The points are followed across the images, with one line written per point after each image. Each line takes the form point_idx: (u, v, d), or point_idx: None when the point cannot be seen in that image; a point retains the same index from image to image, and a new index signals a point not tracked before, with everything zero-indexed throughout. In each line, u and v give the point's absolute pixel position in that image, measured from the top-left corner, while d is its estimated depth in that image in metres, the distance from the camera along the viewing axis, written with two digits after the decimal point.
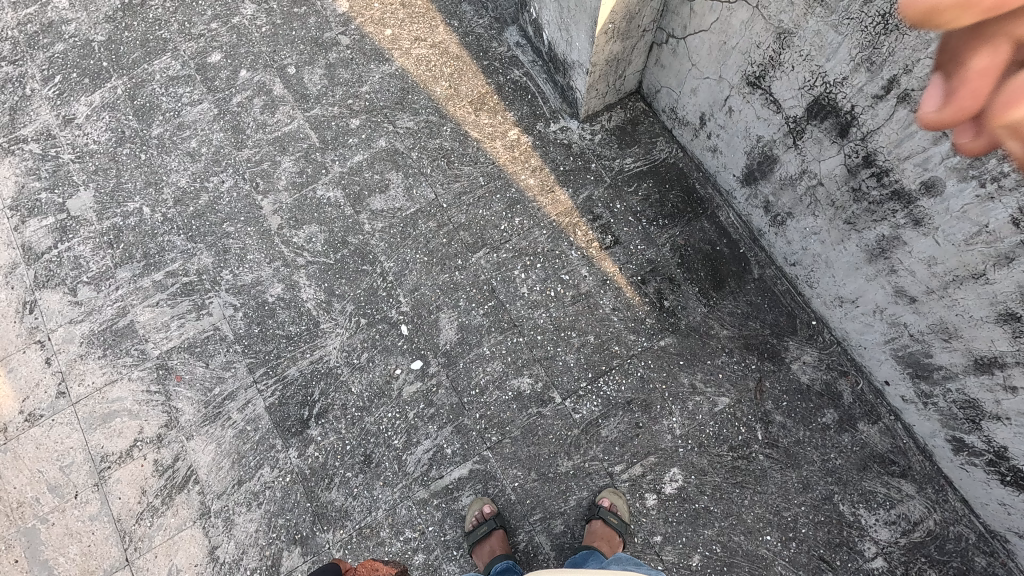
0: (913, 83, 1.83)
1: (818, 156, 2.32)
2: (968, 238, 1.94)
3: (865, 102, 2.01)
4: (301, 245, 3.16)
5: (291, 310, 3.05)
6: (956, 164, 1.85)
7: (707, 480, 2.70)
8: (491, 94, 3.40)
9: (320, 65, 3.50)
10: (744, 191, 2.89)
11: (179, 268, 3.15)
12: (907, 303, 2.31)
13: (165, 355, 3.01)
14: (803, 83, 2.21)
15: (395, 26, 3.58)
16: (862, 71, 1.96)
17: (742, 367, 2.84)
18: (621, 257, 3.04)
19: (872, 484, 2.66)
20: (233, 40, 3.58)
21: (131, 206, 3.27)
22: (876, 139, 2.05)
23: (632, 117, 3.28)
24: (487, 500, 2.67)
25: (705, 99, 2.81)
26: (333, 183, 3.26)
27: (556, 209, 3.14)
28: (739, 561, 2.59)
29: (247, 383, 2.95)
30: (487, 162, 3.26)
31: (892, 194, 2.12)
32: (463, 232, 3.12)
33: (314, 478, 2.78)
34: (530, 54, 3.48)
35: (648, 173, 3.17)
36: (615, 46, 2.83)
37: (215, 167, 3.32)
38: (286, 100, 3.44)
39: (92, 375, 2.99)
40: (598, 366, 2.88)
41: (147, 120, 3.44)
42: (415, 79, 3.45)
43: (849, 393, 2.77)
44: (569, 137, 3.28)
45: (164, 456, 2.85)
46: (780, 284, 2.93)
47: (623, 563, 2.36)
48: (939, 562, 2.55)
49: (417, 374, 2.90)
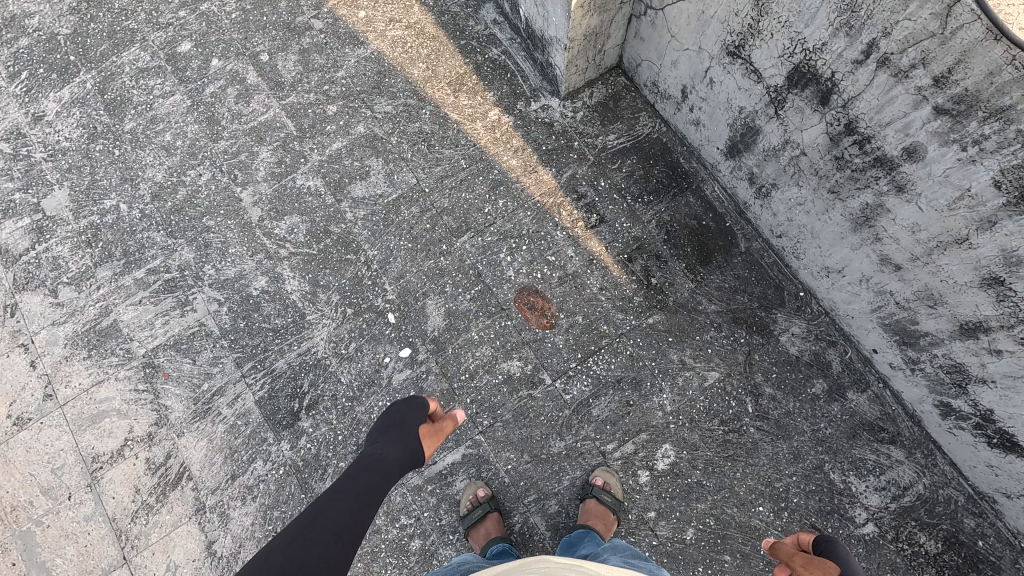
0: (892, 46, 1.79)
1: (800, 125, 2.29)
2: (950, 203, 1.92)
3: (845, 68, 1.97)
4: (282, 237, 3.12)
5: (276, 303, 3.02)
6: (937, 128, 1.82)
7: (699, 455, 2.72)
8: (469, 74, 3.33)
9: (293, 51, 3.42)
10: (728, 163, 2.85)
11: (161, 264, 3.11)
12: (892, 270, 2.30)
13: (151, 353, 2.98)
14: (782, 50, 2.16)
15: (368, 8, 3.49)
16: (841, 36, 1.91)
17: (731, 341, 2.84)
18: (606, 236, 3.02)
19: (862, 451, 2.68)
20: (202, 28, 3.49)
21: (107, 203, 3.21)
22: (857, 105, 2.02)
23: (614, 92, 3.23)
24: (481, 483, 2.68)
25: (686, 71, 2.75)
26: (313, 172, 3.20)
27: (540, 189, 3.11)
28: (733, 532, 2.62)
29: (236, 377, 2.93)
30: (468, 145, 3.21)
31: (874, 161, 2.09)
32: (447, 217, 3.09)
33: (307, 469, 2.78)
34: (507, 31, 3.41)
35: (632, 149, 3.13)
36: (592, 19, 2.76)
37: (191, 161, 3.26)
38: (260, 88, 3.36)
39: (78, 376, 2.96)
40: (588, 347, 2.87)
41: (118, 114, 3.36)
42: (392, 62, 3.38)
43: (838, 362, 2.78)
44: (550, 115, 3.22)
45: (156, 454, 2.84)
46: (767, 256, 2.92)
47: (620, 553, 2.28)
48: (929, 524, 2.59)
49: (406, 362, 2.89)
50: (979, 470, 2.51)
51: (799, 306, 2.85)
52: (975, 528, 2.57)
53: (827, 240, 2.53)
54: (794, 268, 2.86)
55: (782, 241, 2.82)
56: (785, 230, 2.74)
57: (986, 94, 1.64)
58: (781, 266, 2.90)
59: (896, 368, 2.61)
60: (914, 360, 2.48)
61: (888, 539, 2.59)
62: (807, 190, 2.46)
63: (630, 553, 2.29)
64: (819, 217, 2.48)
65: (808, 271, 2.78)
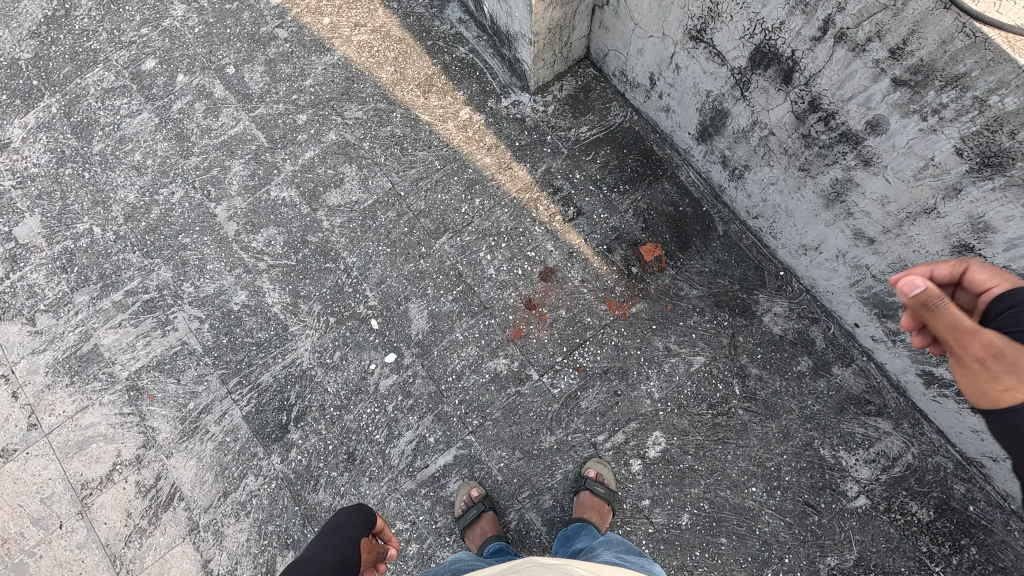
0: (847, 21, 1.80)
1: (766, 106, 2.30)
2: (916, 173, 1.93)
3: (803, 46, 1.98)
4: (260, 250, 3.09)
5: (258, 316, 3.00)
6: (898, 100, 1.83)
7: (689, 440, 2.72)
8: (438, 75, 3.32)
9: (260, 62, 3.39)
10: (700, 148, 2.86)
11: (138, 285, 3.07)
12: (867, 244, 2.31)
13: (134, 376, 2.95)
14: (742, 32, 2.17)
15: (333, 14, 3.47)
16: (797, 14, 1.92)
17: (715, 324, 2.85)
18: (584, 228, 3.02)
19: (851, 425, 2.70)
20: (166, 44, 3.45)
21: (81, 227, 3.17)
22: (818, 82, 2.02)
23: (584, 84, 3.23)
24: (475, 484, 2.67)
25: (652, 59, 2.75)
26: (287, 182, 3.18)
27: (516, 186, 3.10)
28: (728, 515, 2.63)
29: (221, 395, 2.91)
30: (441, 145, 3.19)
31: (840, 136, 2.09)
32: (424, 219, 3.07)
33: (299, 481, 2.76)
34: (474, 29, 3.39)
35: (605, 139, 3.13)
36: (555, 12, 2.76)
37: (163, 179, 3.23)
38: (228, 102, 3.33)
39: (62, 404, 2.93)
40: (572, 340, 2.87)
41: (86, 136, 3.32)
42: (359, 67, 3.36)
43: (821, 339, 2.80)
44: (521, 111, 3.22)
45: (146, 476, 2.81)
46: (745, 238, 2.94)
47: (613, 548, 2.30)
48: (920, 493, 2.61)
49: (392, 367, 2.88)
50: (966, 436, 2.53)
51: (780, 286, 2.87)
52: (966, 493, 2.60)
53: (802, 218, 2.54)
54: (772, 248, 2.88)
55: (759, 222, 2.83)
56: (761, 210, 2.75)
57: (941, 62, 1.65)
58: (760, 246, 2.92)
59: (878, 340, 2.62)
60: (894, 331, 2.49)
61: (881, 510, 2.61)
62: (778, 170, 2.47)
63: (624, 547, 2.31)
64: (792, 195, 2.49)
65: (786, 250, 2.79)
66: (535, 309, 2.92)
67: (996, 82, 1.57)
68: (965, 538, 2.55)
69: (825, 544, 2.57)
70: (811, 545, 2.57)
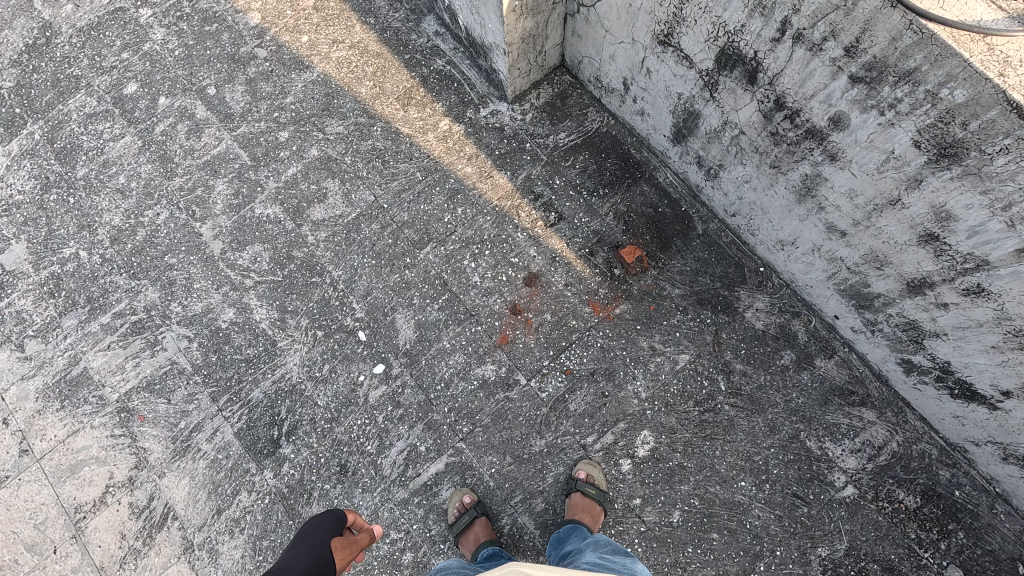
0: (803, 22, 1.86)
1: (735, 106, 2.35)
2: (879, 166, 1.98)
3: (765, 47, 2.04)
4: (246, 267, 3.12)
5: (246, 333, 3.02)
6: (856, 96, 1.88)
7: (677, 438, 2.75)
8: (417, 88, 3.37)
9: (240, 82, 3.43)
10: (676, 149, 2.91)
11: (126, 307, 3.09)
12: (839, 237, 2.36)
13: (125, 397, 2.96)
14: (706, 35, 2.23)
15: (311, 32, 3.52)
16: (757, 16, 1.99)
17: (698, 322, 2.89)
18: (566, 233, 3.06)
19: (835, 416, 2.73)
20: (147, 68, 3.49)
21: (67, 251, 3.19)
22: (782, 81, 2.08)
23: (560, 91, 3.28)
24: (467, 490, 2.68)
25: (624, 64, 2.81)
26: (271, 200, 3.21)
27: (497, 194, 3.14)
28: (718, 510, 2.65)
29: (212, 412, 2.92)
30: (423, 157, 3.23)
31: (806, 133, 2.15)
32: (408, 230, 3.11)
33: (292, 495, 2.78)
34: (450, 41, 3.45)
35: (583, 145, 3.18)
36: (527, 22, 2.82)
37: (148, 201, 3.25)
38: (210, 122, 3.37)
39: (53, 428, 2.93)
40: (559, 343, 2.90)
41: (69, 162, 3.35)
42: (339, 82, 3.40)
43: (803, 332, 2.84)
44: (500, 120, 3.26)
45: (139, 497, 2.82)
46: (724, 236, 2.98)
47: (599, 548, 2.32)
48: (906, 481, 2.64)
49: (381, 377, 2.90)
50: (948, 422, 2.57)
51: (760, 281, 2.91)
52: (951, 478, 2.63)
53: (776, 215, 2.58)
54: (751, 245, 2.93)
55: (736, 220, 2.88)
56: (737, 208, 2.80)
57: (892, 59, 1.71)
58: (739, 244, 2.97)
59: (857, 331, 2.67)
60: (872, 322, 2.54)
61: (868, 499, 2.63)
62: (750, 168, 2.52)
63: (609, 548, 2.33)
64: (766, 193, 2.54)
65: (764, 246, 2.84)
66: (519, 314, 2.95)
67: (945, 76, 1.63)
68: (952, 523, 2.58)
69: (816, 535, 2.60)
70: (802, 537, 2.60)
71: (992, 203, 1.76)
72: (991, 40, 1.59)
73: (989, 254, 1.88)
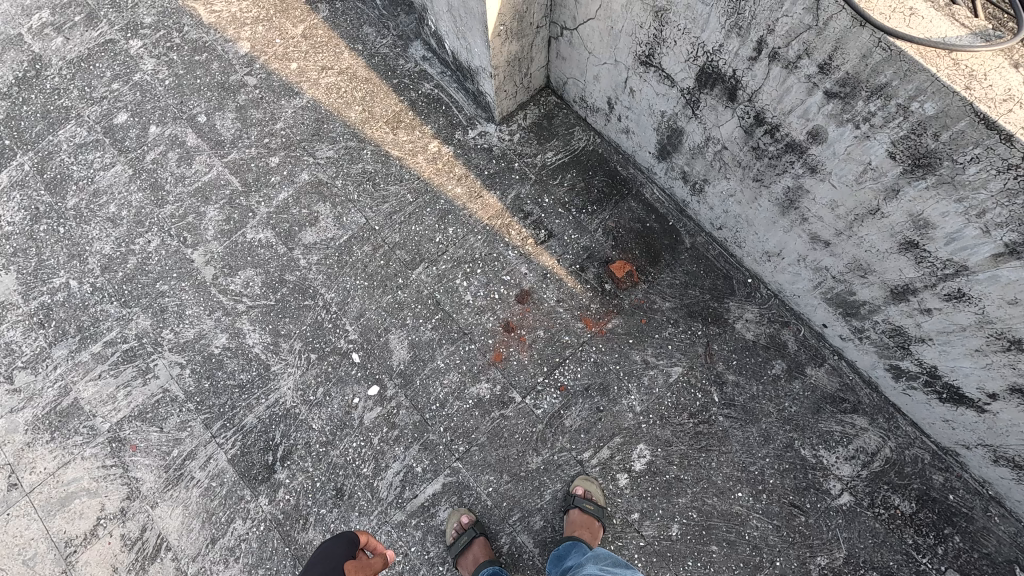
0: (778, 41, 1.94)
1: (716, 122, 2.42)
2: (857, 177, 2.05)
3: (743, 65, 2.12)
4: (238, 292, 3.12)
5: (239, 358, 3.01)
6: (832, 111, 1.95)
7: (673, 450, 2.76)
8: (405, 111, 3.42)
9: (230, 109, 3.47)
10: (661, 165, 2.97)
11: (117, 336, 3.08)
12: (823, 246, 2.41)
13: (116, 427, 2.93)
14: (686, 55, 2.30)
15: (299, 59, 3.58)
16: (733, 37, 2.07)
17: (690, 334, 2.92)
18: (556, 249, 3.09)
19: (828, 424, 2.76)
20: (137, 97, 3.53)
21: (57, 281, 3.18)
22: (760, 97, 2.15)
23: (547, 111, 3.35)
24: (465, 510, 2.67)
25: (607, 84, 2.88)
26: (262, 224, 3.23)
27: (487, 213, 3.18)
28: (717, 522, 2.65)
29: (206, 439, 2.90)
30: (413, 179, 3.27)
31: (786, 147, 2.21)
32: (400, 251, 3.13)
33: (288, 521, 2.74)
34: (437, 65, 3.52)
35: (570, 163, 3.23)
36: (513, 45, 2.89)
37: (139, 229, 3.26)
38: (201, 149, 3.40)
39: (43, 461, 2.89)
40: (552, 359, 2.92)
41: (60, 192, 3.35)
42: (329, 108, 3.45)
43: (793, 341, 2.88)
44: (488, 141, 3.32)
45: (131, 528, 2.77)
46: (712, 249, 3.04)
47: (600, 562, 2.32)
48: (901, 486, 2.66)
49: (376, 399, 2.90)
50: (938, 426, 2.61)
51: (748, 292, 2.96)
52: (944, 483, 2.66)
53: (762, 227, 2.64)
54: (738, 257, 2.98)
55: (723, 233, 2.94)
56: (723, 221, 2.85)
57: (864, 74, 1.78)
58: (726, 256, 3.02)
59: (846, 338, 2.71)
60: (859, 329, 2.58)
61: (864, 506, 2.65)
62: (734, 182, 2.58)
63: (609, 561, 2.34)
64: (750, 206, 2.60)
65: (751, 258, 2.89)
66: (516, 331, 2.97)
67: (914, 90, 1.70)
68: (948, 528, 2.60)
69: (815, 544, 2.60)
70: (800, 546, 2.60)
71: (967, 210, 1.82)
72: (955, 56, 1.67)
73: (967, 260, 1.93)
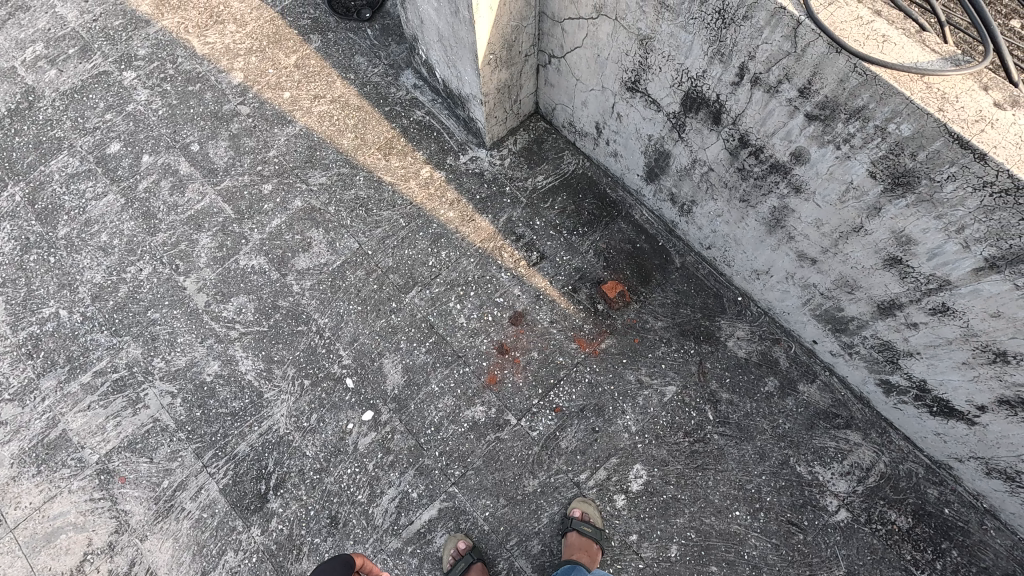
0: (759, 67, 2.01)
1: (702, 145, 2.49)
2: (840, 196, 2.10)
3: (726, 90, 2.19)
4: (231, 318, 3.11)
5: (232, 385, 2.99)
6: (813, 133, 2.02)
7: (670, 469, 2.76)
8: (397, 138, 3.48)
9: (224, 138, 3.51)
10: (650, 187, 3.03)
11: (107, 365, 3.05)
12: (810, 264, 2.46)
13: (105, 459, 2.88)
14: (671, 81, 2.38)
15: (292, 88, 3.63)
16: (716, 63, 2.14)
17: (683, 353, 2.94)
18: (549, 271, 3.12)
19: (822, 440, 2.77)
20: (130, 127, 3.56)
21: (46, 311, 3.15)
22: (744, 120, 2.22)
23: (536, 136, 3.42)
24: (462, 536, 2.64)
25: (595, 109, 2.96)
26: (255, 251, 3.24)
27: (479, 236, 3.21)
28: (715, 542, 2.64)
29: (197, 469, 2.85)
30: (405, 204, 3.31)
31: (770, 167, 2.27)
32: (394, 275, 3.15)
33: (281, 552, 2.69)
34: (428, 93, 3.59)
35: (560, 186, 3.29)
36: (502, 73, 2.96)
37: (130, 257, 3.25)
38: (194, 177, 3.42)
39: (28, 495, 2.82)
40: (547, 381, 2.92)
41: (51, 222, 3.35)
42: (321, 135, 3.50)
43: (784, 358, 2.91)
44: (480, 165, 3.38)
45: (119, 563, 2.70)
46: (701, 268, 3.09)
47: None
48: (897, 501, 2.67)
49: (370, 425, 2.87)
50: (930, 439, 2.63)
51: (739, 310, 3.00)
52: (939, 496, 2.67)
53: (750, 246, 2.69)
54: (728, 276, 3.03)
55: (712, 252, 2.99)
56: (712, 241, 2.90)
57: (842, 98, 1.85)
58: (716, 275, 3.06)
59: (836, 354, 2.74)
60: (849, 345, 2.62)
61: (861, 522, 2.65)
62: (721, 202, 2.64)
63: None
64: (737, 225, 2.65)
65: (740, 277, 2.94)
66: (511, 353, 2.97)
67: (890, 113, 1.77)
68: (945, 542, 2.60)
69: (814, 562, 2.59)
70: (800, 565, 2.59)
71: (946, 227, 1.88)
72: (928, 80, 1.74)
73: (950, 274, 1.98)
